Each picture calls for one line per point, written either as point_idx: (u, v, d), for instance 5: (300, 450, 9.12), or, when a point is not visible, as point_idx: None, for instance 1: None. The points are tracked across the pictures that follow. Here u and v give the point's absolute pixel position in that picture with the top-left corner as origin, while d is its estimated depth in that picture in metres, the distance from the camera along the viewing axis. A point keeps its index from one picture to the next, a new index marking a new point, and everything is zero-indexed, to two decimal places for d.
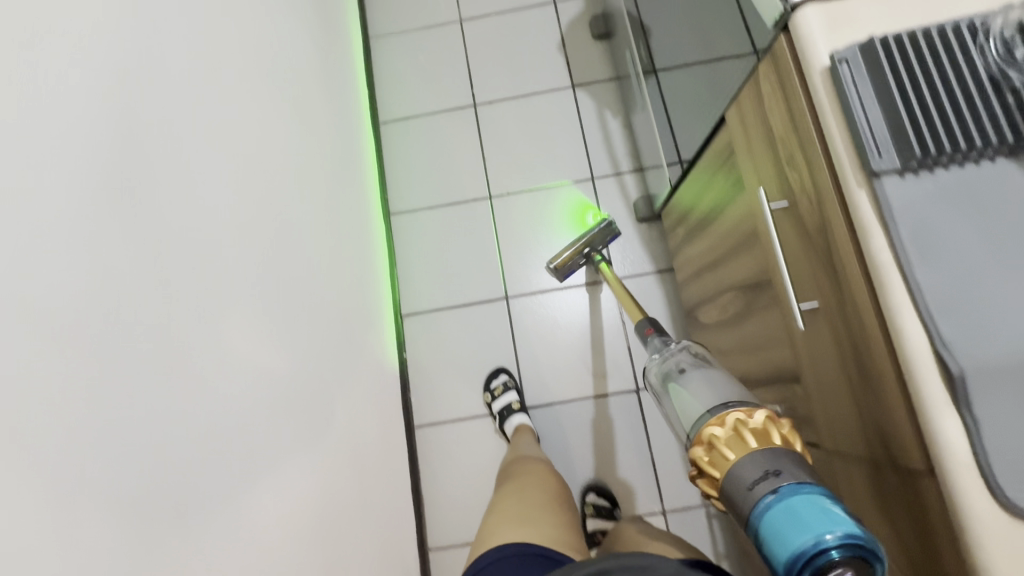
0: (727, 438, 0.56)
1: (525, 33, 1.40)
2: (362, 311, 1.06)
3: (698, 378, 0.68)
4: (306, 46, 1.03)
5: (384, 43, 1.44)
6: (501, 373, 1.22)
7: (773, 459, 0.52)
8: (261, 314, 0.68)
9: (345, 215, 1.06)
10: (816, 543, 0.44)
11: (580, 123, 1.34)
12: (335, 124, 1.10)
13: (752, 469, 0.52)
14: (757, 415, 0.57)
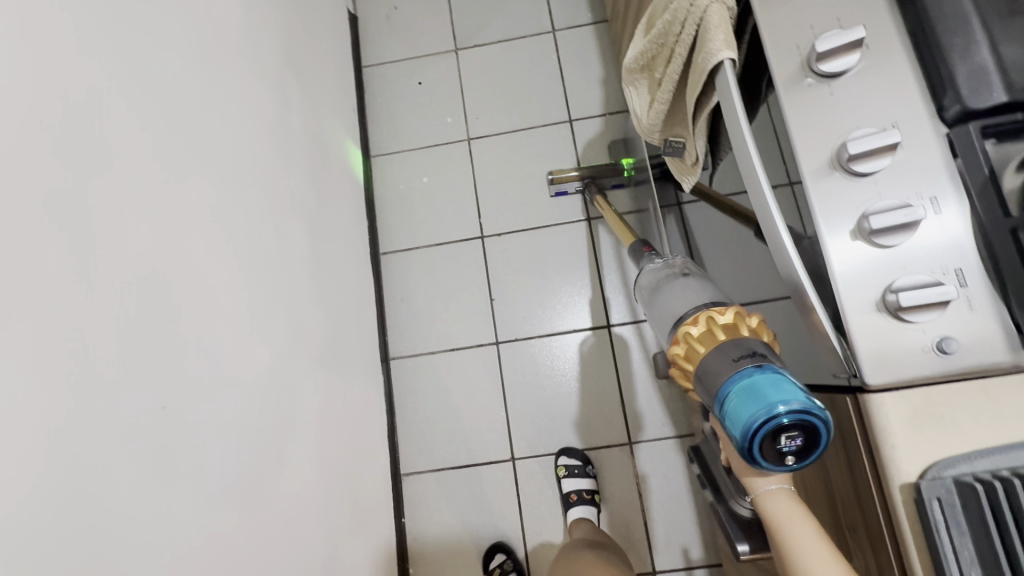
0: (702, 335, 0.48)
1: (539, 156, 1.30)
2: (354, 504, 0.97)
3: (681, 286, 0.58)
4: (299, 221, 0.94)
5: (387, 164, 1.34)
6: (498, 553, 1.12)
7: (745, 347, 0.46)
8: None
9: (340, 399, 0.98)
10: (772, 412, 0.41)
11: (596, 261, 1.24)
12: (329, 294, 1.01)
13: (721, 357, 0.46)
14: (729, 314, 0.48)
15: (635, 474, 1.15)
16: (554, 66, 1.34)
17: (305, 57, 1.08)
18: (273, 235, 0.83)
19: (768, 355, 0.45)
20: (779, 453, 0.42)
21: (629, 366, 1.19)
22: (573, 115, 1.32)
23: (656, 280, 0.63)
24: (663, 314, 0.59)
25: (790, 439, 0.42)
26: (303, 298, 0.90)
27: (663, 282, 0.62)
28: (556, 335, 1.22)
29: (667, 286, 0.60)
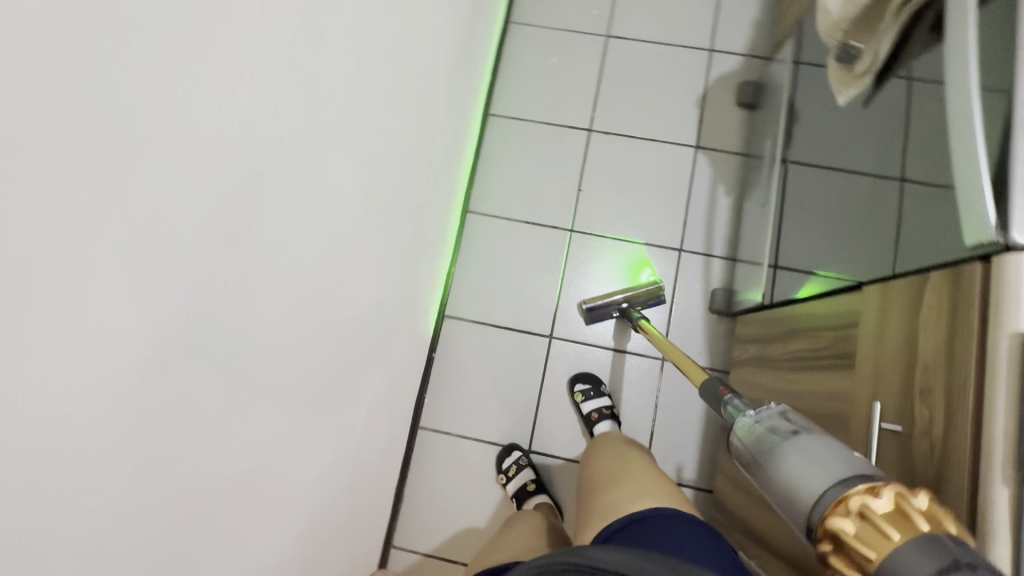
0: (863, 531, 0.37)
1: (669, 73, 1.31)
2: (410, 310, 1.03)
3: (790, 455, 0.46)
4: (453, 29, 0.95)
5: (523, 33, 1.35)
6: (515, 451, 1.16)
7: (943, 557, 0.34)
8: (307, 324, 0.64)
9: (429, 213, 1.03)
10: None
11: (689, 188, 1.26)
12: (451, 116, 1.04)
13: (914, 569, 0.34)
14: (887, 493, 0.38)
15: (655, 388, 1.20)
16: None
17: None
18: (437, 24, 0.86)
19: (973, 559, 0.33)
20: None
21: (686, 293, 1.22)
22: (715, 45, 1.31)
23: (755, 439, 0.51)
24: (781, 497, 0.45)
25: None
26: (437, 101, 0.94)
27: (769, 442, 0.49)
28: (627, 242, 1.25)
29: (777, 450, 0.47)
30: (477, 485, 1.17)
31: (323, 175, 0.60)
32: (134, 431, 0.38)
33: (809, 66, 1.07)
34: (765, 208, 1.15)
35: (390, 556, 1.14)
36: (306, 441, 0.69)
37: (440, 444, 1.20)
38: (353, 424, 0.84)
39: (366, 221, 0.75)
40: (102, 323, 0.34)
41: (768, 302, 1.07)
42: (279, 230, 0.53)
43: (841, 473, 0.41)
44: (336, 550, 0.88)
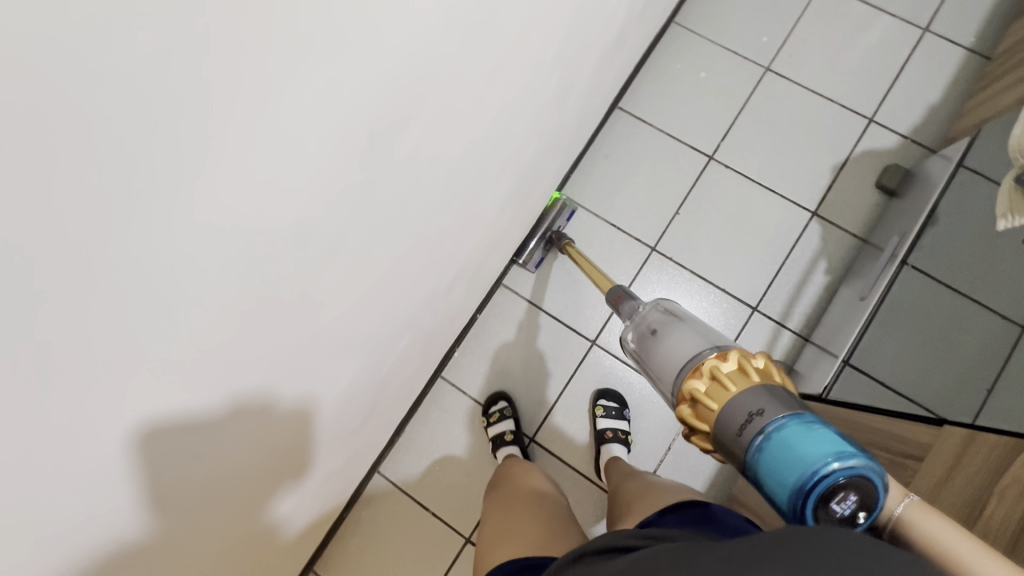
0: (709, 389, 0.52)
1: (815, 129, 1.22)
2: (475, 268, 1.04)
3: (670, 335, 0.64)
4: (619, 14, 0.92)
5: (680, 37, 1.29)
6: (501, 400, 1.19)
7: (757, 400, 0.49)
8: (380, 248, 0.66)
9: (527, 184, 1.03)
10: (824, 466, 0.43)
11: (790, 252, 1.19)
12: (584, 98, 1.02)
13: (737, 412, 0.49)
14: (731, 359, 0.53)
15: (675, 431, 1.18)
16: (896, 62, 1.22)
17: None
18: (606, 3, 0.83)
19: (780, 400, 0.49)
20: (849, 509, 0.43)
21: (742, 352, 1.17)
22: (876, 117, 1.21)
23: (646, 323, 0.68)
24: (662, 366, 0.62)
25: (847, 497, 0.43)
26: (577, 80, 0.92)
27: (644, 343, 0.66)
28: (703, 280, 1.21)
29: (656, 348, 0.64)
30: (472, 451, 1.20)
31: (443, 112, 0.60)
32: (183, 275, 0.40)
33: (975, 175, 0.99)
34: (863, 300, 1.06)
35: (371, 480, 1.19)
36: (338, 351, 0.71)
37: (452, 399, 1.23)
38: (388, 350, 0.87)
39: (468, 171, 0.75)
40: (192, 167, 0.35)
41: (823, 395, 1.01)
42: (383, 147, 0.54)
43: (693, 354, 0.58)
44: (335, 459, 0.93)
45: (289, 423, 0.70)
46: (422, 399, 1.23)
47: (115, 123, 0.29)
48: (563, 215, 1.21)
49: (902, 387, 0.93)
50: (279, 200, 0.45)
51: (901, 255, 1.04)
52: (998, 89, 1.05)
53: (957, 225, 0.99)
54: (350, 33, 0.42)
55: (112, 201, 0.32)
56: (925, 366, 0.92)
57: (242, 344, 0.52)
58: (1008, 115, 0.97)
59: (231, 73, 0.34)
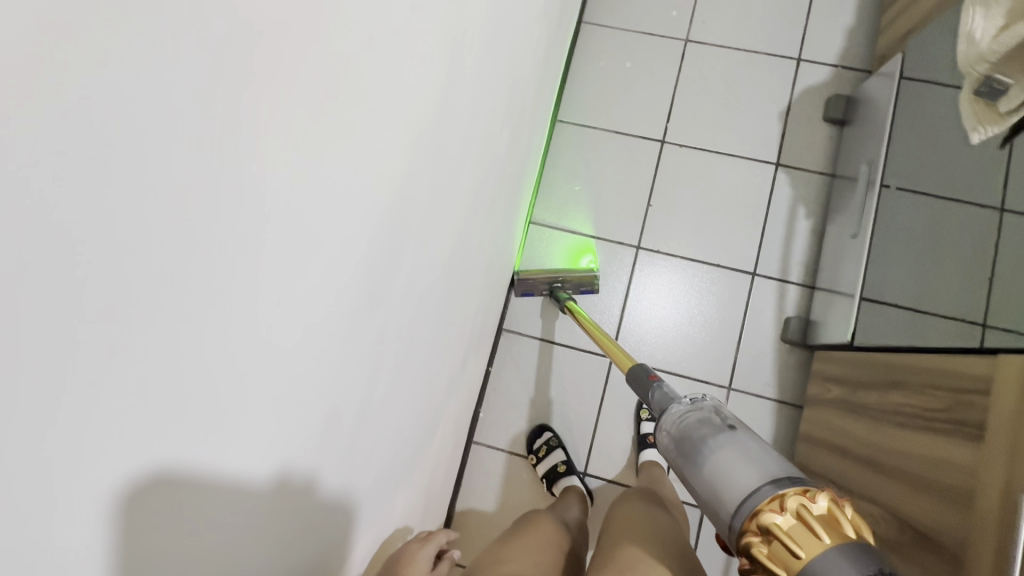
0: (793, 529, 0.44)
1: (751, 83, 1.23)
2: (476, 329, 1.00)
3: (724, 446, 0.54)
4: (542, 41, 0.89)
5: (595, 35, 1.28)
6: (544, 432, 1.16)
7: (860, 559, 0.41)
8: (398, 365, 0.62)
9: (502, 229, 0.99)
10: None
11: (768, 208, 1.19)
12: (529, 129, 1.00)
13: (837, 570, 0.41)
14: (821, 500, 0.45)
15: None
16: None
17: None
18: (530, 38, 0.80)
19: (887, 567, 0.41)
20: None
21: (756, 319, 1.17)
22: (803, 55, 1.22)
23: (695, 422, 0.58)
24: (707, 484, 0.53)
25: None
26: (520, 119, 0.89)
27: (697, 435, 0.57)
28: (694, 263, 1.20)
29: (708, 448, 0.54)
30: (530, 504, 1.16)
31: (426, 213, 0.56)
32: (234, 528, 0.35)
33: (921, 82, 0.99)
34: (856, 236, 1.06)
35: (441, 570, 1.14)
36: (379, 479, 0.66)
37: (493, 459, 1.19)
38: (419, 447, 0.83)
39: (452, 251, 0.72)
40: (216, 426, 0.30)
41: (852, 341, 1.01)
42: (388, 279, 0.51)
43: (765, 480, 0.49)
44: None
45: (316, 542, 0.51)
46: (463, 469, 1.18)
47: (133, 424, 0.24)
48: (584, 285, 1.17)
49: (918, 304, 0.90)
50: (315, 386, 0.41)
51: (876, 181, 1.04)
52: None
53: (916, 134, 0.99)
54: (346, 197, 0.37)
55: (150, 508, 0.27)
56: (934, 278, 0.90)
57: (249, 533, 0.38)
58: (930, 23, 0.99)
59: (232, 316, 0.29)
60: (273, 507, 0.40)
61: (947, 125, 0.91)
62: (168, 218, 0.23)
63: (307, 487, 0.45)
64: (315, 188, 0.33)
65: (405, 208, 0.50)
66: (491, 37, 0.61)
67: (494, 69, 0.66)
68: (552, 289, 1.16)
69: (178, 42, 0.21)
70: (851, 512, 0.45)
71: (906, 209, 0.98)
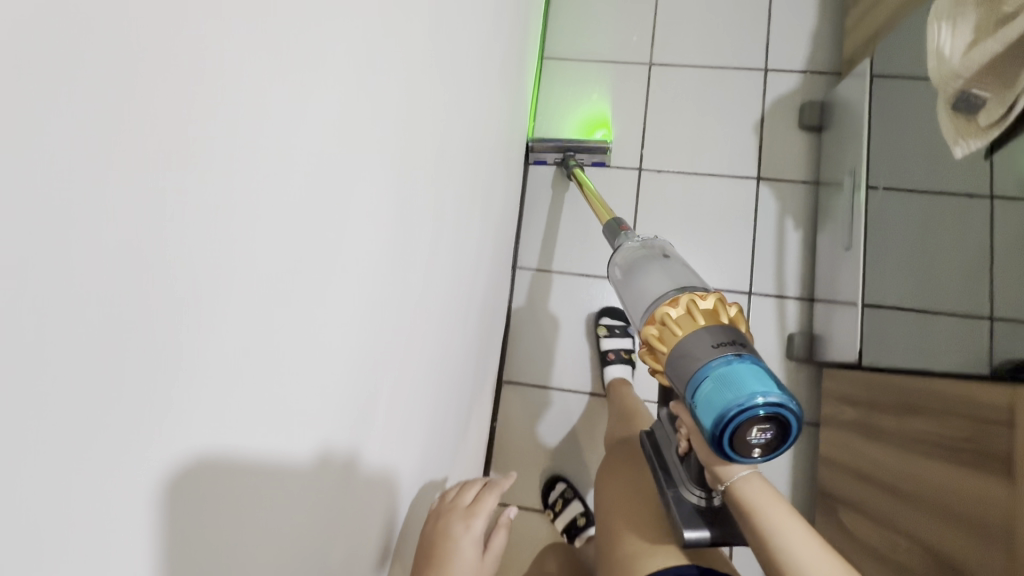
0: (681, 319, 0.66)
1: (722, 99, 1.21)
2: (473, 394, 0.97)
3: (650, 267, 0.77)
4: (503, 97, 0.87)
5: (558, 70, 1.27)
6: (558, 483, 1.13)
7: (718, 335, 0.63)
8: (394, 482, 0.58)
9: (488, 289, 0.97)
10: (749, 401, 0.57)
11: (756, 224, 1.17)
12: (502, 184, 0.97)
13: (703, 342, 0.63)
14: (706, 301, 0.66)
15: None
16: (763, 7, 1.22)
17: None
18: (490, 103, 0.78)
19: (737, 344, 0.63)
20: (752, 435, 0.59)
21: (759, 339, 1.14)
22: (770, 64, 1.20)
23: (636, 259, 0.79)
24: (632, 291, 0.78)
25: (760, 429, 0.59)
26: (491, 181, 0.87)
27: (640, 262, 0.78)
28: None
29: (637, 267, 0.79)
30: None
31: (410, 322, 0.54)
32: None
33: (895, 89, 0.97)
34: (850, 248, 1.03)
35: None
36: None
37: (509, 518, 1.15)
38: None
39: (436, 340, 0.68)
40: None
41: (860, 361, 0.97)
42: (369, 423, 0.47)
43: (673, 285, 0.72)
44: None
45: (360, 535, 0.50)
46: None
47: None
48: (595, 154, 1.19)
49: (924, 317, 0.86)
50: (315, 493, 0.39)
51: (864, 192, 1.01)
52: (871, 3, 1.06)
53: (896, 139, 0.96)
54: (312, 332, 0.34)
55: None
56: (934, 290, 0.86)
57: None
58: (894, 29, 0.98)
59: None
60: (318, 484, 0.38)
61: (928, 131, 0.88)
62: (60, 541, 0.19)
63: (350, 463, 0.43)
64: (253, 399, 0.29)
65: (388, 313, 0.47)
66: (447, 126, 0.59)
67: (459, 152, 0.64)
68: (564, 158, 1.18)
69: (42, 358, 0.17)
70: (728, 312, 0.66)
71: (901, 221, 0.95)
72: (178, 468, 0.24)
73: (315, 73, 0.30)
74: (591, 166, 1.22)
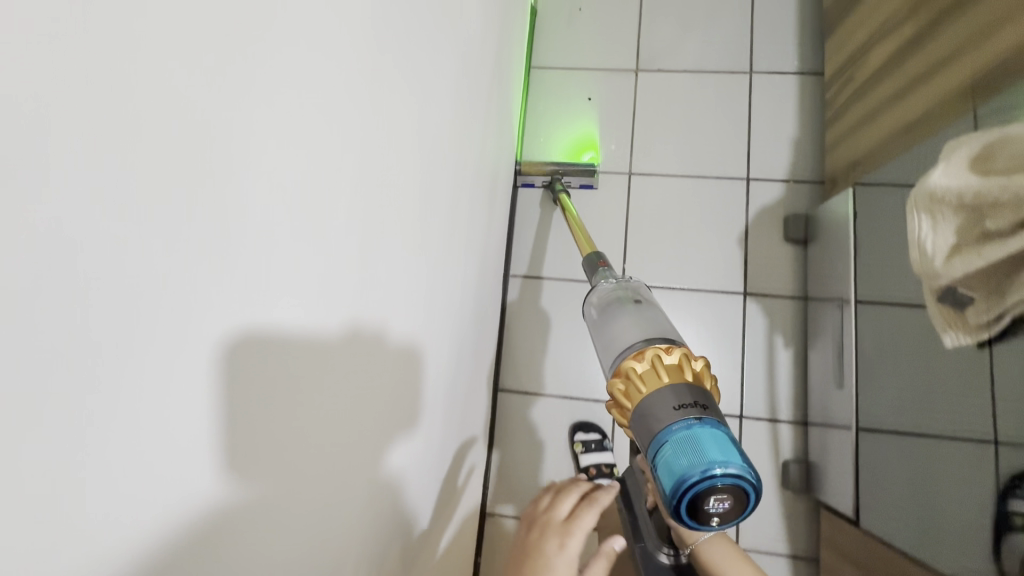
0: (645, 373, 0.63)
1: (702, 211, 1.18)
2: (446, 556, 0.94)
3: (623, 309, 0.73)
4: (455, 261, 0.85)
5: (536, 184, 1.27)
6: None
7: (681, 395, 0.60)
8: None
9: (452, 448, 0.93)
10: (708, 470, 0.53)
11: (744, 343, 1.13)
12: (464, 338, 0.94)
13: (665, 404, 0.59)
14: (672, 355, 0.63)
15: None
16: (742, 113, 1.20)
17: (500, 78, 1.04)
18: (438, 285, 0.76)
19: (701, 407, 0.59)
20: (712, 513, 0.54)
21: (752, 466, 1.09)
22: (752, 174, 1.17)
23: (603, 305, 0.75)
24: (605, 335, 0.74)
25: (719, 500, 0.53)
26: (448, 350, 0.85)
27: (613, 303, 0.75)
28: None
29: (610, 308, 0.75)
30: None
31: None
32: None
33: (869, 227, 0.93)
34: (842, 388, 0.98)
35: None
36: None
37: None
38: None
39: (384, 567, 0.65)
40: None
41: (858, 519, 0.93)
42: None
43: (645, 331, 0.68)
44: None
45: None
46: None
47: None
48: (582, 176, 1.21)
49: (915, 491, 0.82)
50: None
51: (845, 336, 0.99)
52: (844, 125, 1.01)
53: (875, 277, 0.92)
54: None
55: None
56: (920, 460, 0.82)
57: None
58: (869, 163, 0.93)
59: None
60: (329, 495, 0.48)
61: (910, 279, 0.83)
62: None
63: (387, 299, 0.56)
64: None
65: None
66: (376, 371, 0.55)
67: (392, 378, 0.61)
68: (550, 181, 1.20)
69: None
70: (694, 367, 0.63)
71: (880, 375, 0.91)
72: (245, 333, 0.33)
73: (176, 456, 0.29)
74: (580, 188, 1.23)
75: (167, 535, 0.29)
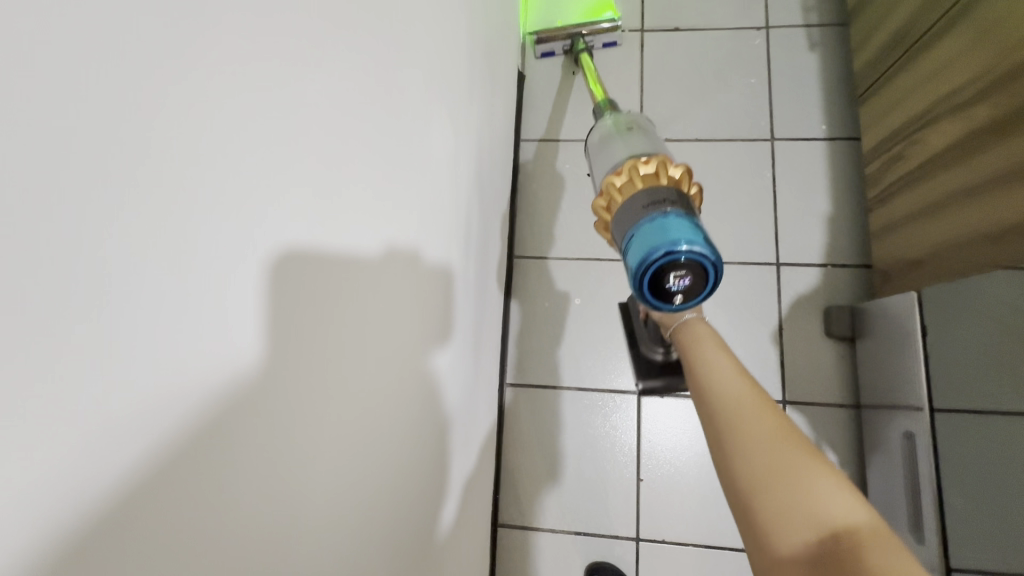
0: (622, 186, 0.51)
1: (729, 301, 1.01)
2: None
3: (610, 139, 0.58)
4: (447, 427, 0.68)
5: (533, 272, 1.11)
6: None
7: (656, 193, 0.48)
8: None
9: None
10: (670, 251, 0.44)
11: None
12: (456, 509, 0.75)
13: (635, 205, 0.49)
14: (650, 162, 0.50)
15: None
16: (765, 186, 1.04)
17: (485, 171, 0.88)
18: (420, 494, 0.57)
19: (677, 203, 0.48)
20: (674, 293, 0.46)
21: None
22: (782, 257, 1.01)
23: (595, 143, 0.60)
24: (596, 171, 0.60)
25: (678, 277, 0.45)
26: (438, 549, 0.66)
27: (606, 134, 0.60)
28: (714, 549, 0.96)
29: (603, 141, 0.60)
30: None
31: None
32: None
33: (953, 357, 0.74)
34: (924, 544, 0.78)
35: None
36: None
37: None
38: None
39: None
40: None
41: None
42: None
43: (634, 151, 0.54)
44: None
45: None
46: None
47: None
48: (604, 35, 1.13)
49: None
50: None
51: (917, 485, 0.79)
52: (901, 210, 0.85)
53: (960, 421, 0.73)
54: None
55: None
56: None
57: None
58: (941, 265, 0.76)
59: None
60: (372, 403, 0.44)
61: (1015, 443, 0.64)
62: None
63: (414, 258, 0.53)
64: None
65: None
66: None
67: None
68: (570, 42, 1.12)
69: None
70: (676, 170, 0.50)
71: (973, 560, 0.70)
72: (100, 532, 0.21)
73: None
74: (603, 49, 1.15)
75: (160, 460, 0.23)
